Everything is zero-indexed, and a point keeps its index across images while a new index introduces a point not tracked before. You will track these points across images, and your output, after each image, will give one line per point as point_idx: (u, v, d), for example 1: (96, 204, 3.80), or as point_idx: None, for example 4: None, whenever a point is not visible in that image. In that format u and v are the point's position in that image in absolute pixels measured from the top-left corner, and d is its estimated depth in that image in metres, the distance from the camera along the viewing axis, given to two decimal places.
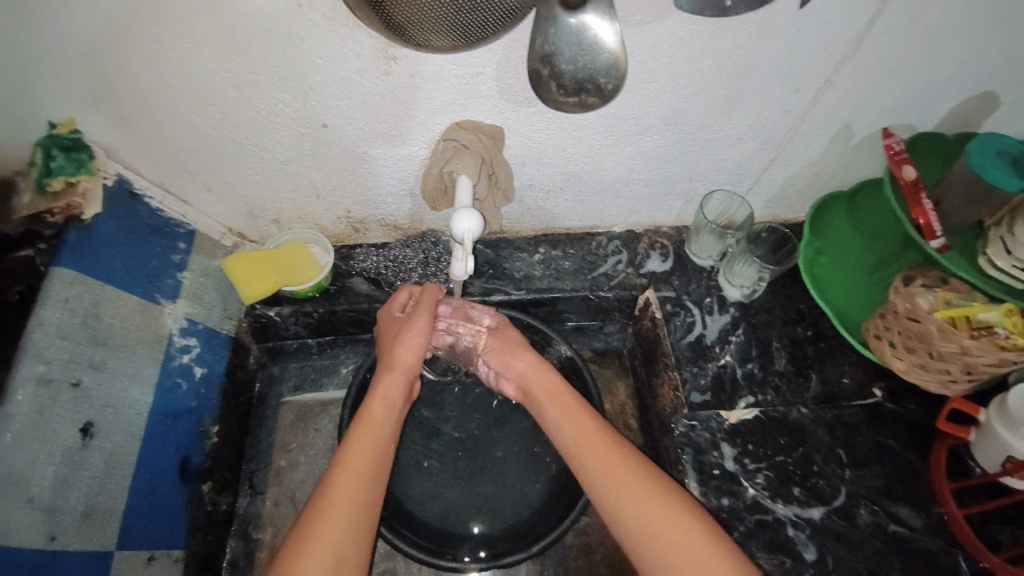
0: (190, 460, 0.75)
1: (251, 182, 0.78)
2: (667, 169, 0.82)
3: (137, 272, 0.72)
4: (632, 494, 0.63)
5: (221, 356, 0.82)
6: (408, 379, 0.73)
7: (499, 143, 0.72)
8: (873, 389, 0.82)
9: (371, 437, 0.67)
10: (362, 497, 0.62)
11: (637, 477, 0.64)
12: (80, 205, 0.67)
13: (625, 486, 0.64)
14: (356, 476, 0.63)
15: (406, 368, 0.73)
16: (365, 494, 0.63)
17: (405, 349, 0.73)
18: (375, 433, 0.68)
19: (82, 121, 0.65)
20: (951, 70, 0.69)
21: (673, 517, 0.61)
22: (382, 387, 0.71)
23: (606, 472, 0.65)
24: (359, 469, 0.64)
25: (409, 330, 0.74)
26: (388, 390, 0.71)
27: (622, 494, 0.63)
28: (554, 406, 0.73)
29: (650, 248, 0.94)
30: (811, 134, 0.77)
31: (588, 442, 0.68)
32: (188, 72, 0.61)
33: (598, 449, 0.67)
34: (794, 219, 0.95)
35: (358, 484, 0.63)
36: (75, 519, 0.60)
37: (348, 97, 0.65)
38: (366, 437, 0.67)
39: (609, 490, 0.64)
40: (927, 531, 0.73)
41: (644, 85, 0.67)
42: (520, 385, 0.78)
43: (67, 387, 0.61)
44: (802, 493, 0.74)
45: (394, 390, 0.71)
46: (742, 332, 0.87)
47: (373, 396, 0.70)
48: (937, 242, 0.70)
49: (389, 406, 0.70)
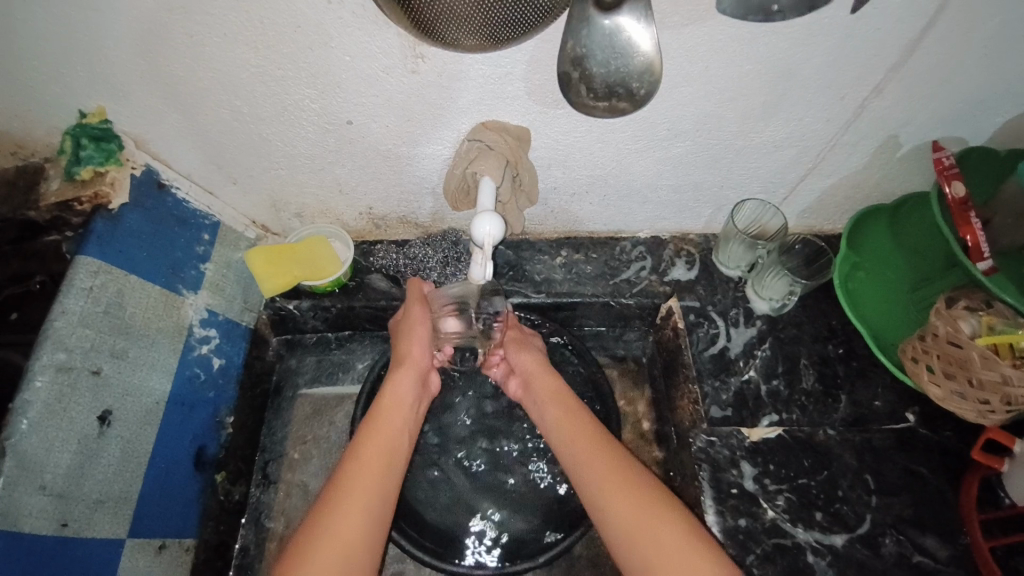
0: (205, 450, 0.77)
1: (275, 177, 0.78)
2: (697, 176, 0.79)
3: (161, 263, 0.72)
4: (625, 507, 0.62)
5: (239, 348, 0.83)
6: (417, 375, 0.74)
7: (524, 144, 0.71)
8: (907, 414, 0.78)
9: (383, 431, 0.67)
10: (374, 489, 0.62)
11: (630, 485, 0.64)
12: (107, 194, 0.67)
13: (619, 498, 0.63)
14: (368, 469, 0.63)
15: (416, 364, 0.74)
16: (377, 487, 0.62)
17: (412, 344, 0.75)
18: (386, 428, 0.68)
19: (111, 112, 0.66)
20: (1008, 83, 0.65)
21: (656, 517, 0.61)
22: (394, 383, 0.72)
23: (601, 482, 0.65)
24: (370, 462, 0.64)
25: (414, 324, 0.76)
26: (399, 387, 0.72)
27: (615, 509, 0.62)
28: (557, 410, 0.74)
29: (676, 256, 0.92)
30: (851, 145, 0.74)
31: (587, 451, 0.68)
32: (216, 66, 0.61)
33: (593, 457, 0.67)
34: (829, 231, 0.91)
35: (370, 477, 0.63)
36: (88, 506, 0.61)
37: (373, 95, 0.64)
38: (378, 432, 0.67)
39: (606, 499, 0.63)
40: (953, 563, 0.69)
41: (678, 89, 0.64)
42: (525, 381, 0.79)
43: (87, 374, 0.62)
44: (824, 518, 0.72)
45: (406, 385, 0.72)
46: (769, 346, 0.84)
47: (386, 392, 0.71)
48: (985, 264, 0.66)
49: (402, 402, 0.71)
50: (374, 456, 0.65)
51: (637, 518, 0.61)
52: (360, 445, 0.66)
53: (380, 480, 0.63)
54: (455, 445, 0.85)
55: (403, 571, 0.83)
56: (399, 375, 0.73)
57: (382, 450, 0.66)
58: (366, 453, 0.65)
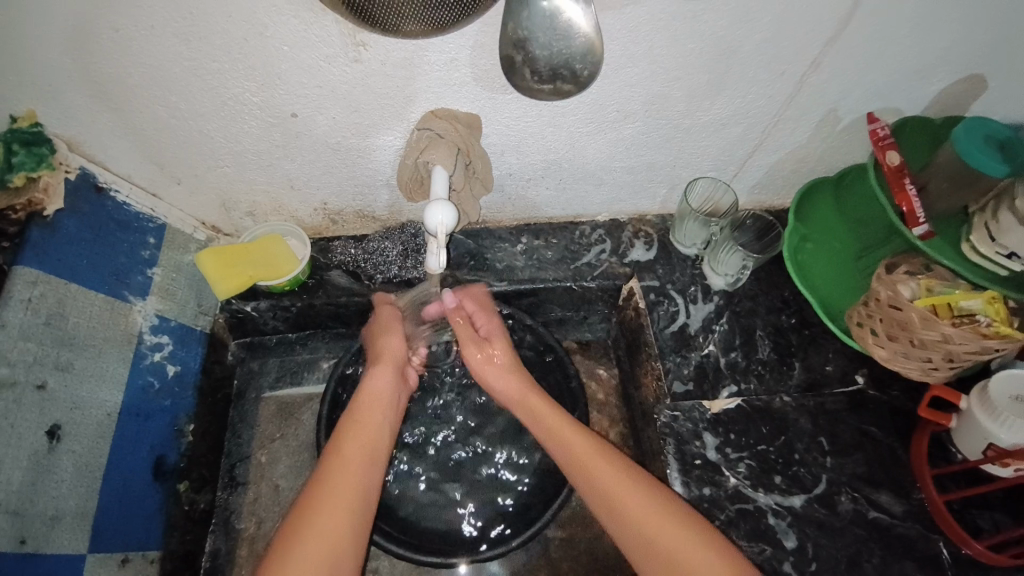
0: (165, 460, 0.75)
1: (221, 174, 0.76)
2: (649, 157, 0.80)
3: (103, 269, 0.70)
4: (608, 484, 0.63)
5: (196, 352, 0.81)
6: (395, 370, 0.74)
7: (475, 131, 0.70)
8: (856, 377, 0.82)
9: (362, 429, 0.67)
10: (357, 484, 0.61)
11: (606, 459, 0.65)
12: (41, 201, 0.65)
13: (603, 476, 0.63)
14: (347, 459, 0.63)
15: (393, 359, 0.74)
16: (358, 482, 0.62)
17: (387, 340, 0.75)
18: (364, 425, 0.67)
19: (43, 114, 0.62)
20: (937, 54, 0.68)
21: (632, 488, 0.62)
22: (373, 378, 0.72)
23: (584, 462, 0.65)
24: (352, 460, 0.63)
25: (387, 323, 0.77)
26: (378, 381, 0.72)
27: (603, 490, 0.63)
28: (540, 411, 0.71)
29: (634, 237, 0.93)
30: (794, 120, 0.76)
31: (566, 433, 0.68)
32: (149, 62, 0.59)
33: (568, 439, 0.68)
34: (779, 206, 0.94)
35: (351, 471, 0.62)
36: (44, 522, 0.59)
37: (318, 86, 0.63)
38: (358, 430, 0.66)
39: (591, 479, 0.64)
40: (907, 516, 0.73)
41: (624, 70, 0.65)
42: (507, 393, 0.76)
43: (31, 389, 0.60)
44: (783, 481, 0.75)
45: (387, 379, 0.72)
46: (726, 321, 0.86)
47: (366, 391, 0.71)
48: (919, 228, 0.70)
49: (379, 395, 0.71)
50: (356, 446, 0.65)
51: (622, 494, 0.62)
52: (340, 444, 0.65)
53: (364, 474, 0.63)
54: (424, 437, 0.85)
55: (378, 566, 0.83)
56: (377, 370, 0.73)
57: (363, 447, 0.65)
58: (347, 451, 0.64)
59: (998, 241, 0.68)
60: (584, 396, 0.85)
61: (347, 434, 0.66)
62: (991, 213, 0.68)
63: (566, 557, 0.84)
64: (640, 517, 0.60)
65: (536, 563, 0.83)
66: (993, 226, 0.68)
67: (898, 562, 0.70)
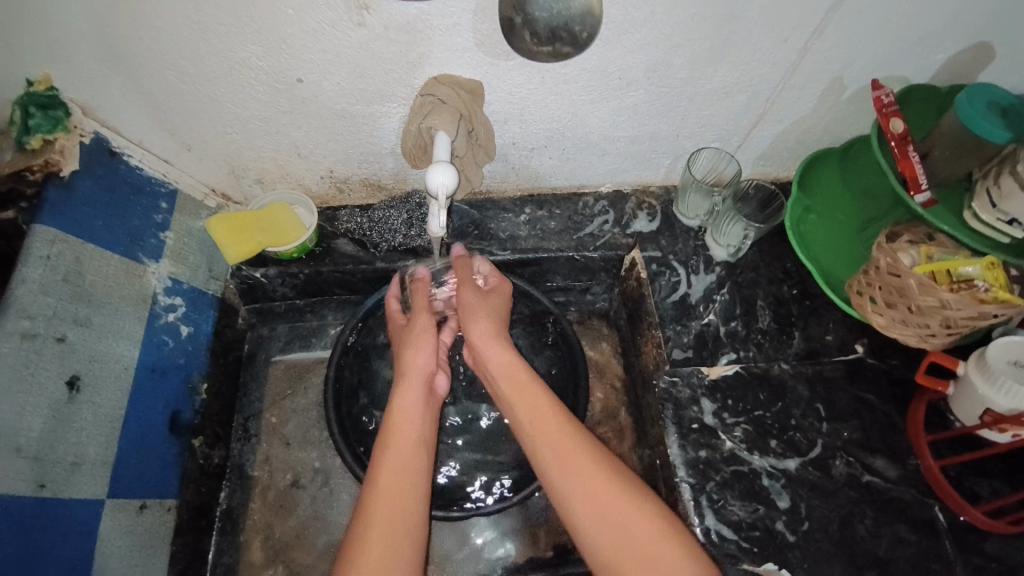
0: (180, 415, 0.78)
1: (231, 142, 0.77)
2: (653, 126, 0.81)
3: (119, 230, 0.72)
4: (584, 488, 0.61)
5: (208, 315, 0.84)
6: (425, 381, 0.72)
7: (478, 97, 0.71)
8: (856, 346, 0.83)
9: (397, 455, 0.64)
10: (400, 507, 0.60)
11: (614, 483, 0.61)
12: (58, 162, 0.66)
13: (572, 474, 0.62)
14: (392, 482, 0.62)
15: (419, 375, 0.72)
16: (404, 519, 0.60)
17: (419, 352, 0.73)
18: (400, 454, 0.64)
19: (59, 79, 0.65)
20: (945, 19, 0.67)
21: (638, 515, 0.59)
22: (403, 395, 0.70)
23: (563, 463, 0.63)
24: (393, 492, 0.61)
25: (418, 334, 0.75)
26: (407, 397, 0.70)
27: (607, 510, 0.59)
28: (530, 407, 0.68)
29: (638, 209, 0.94)
30: (798, 88, 0.76)
31: (547, 427, 0.66)
32: (159, 26, 0.60)
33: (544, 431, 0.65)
34: (783, 178, 0.94)
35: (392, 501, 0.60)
36: (64, 467, 0.62)
37: (322, 51, 0.64)
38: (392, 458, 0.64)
39: (598, 501, 0.60)
40: (902, 481, 0.74)
41: (625, 37, 0.65)
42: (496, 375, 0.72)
43: (52, 342, 0.63)
44: (778, 445, 0.76)
45: (411, 401, 0.70)
46: (728, 291, 0.87)
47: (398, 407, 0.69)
48: (922, 196, 0.70)
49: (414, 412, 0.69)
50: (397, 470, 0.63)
51: (604, 504, 0.59)
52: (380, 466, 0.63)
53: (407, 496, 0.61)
54: None
55: None
56: (404, 387, 0.71)
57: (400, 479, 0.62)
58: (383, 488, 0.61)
59: (999, 208, 0.67)
60: (583, 362, 0.86)
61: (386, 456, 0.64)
62: (993, 179, 0.68)
63: None
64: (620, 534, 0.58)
65: (537, 522, 0.86)
66: (994, 193, 0.67)
67: (891, 524, 0.71)
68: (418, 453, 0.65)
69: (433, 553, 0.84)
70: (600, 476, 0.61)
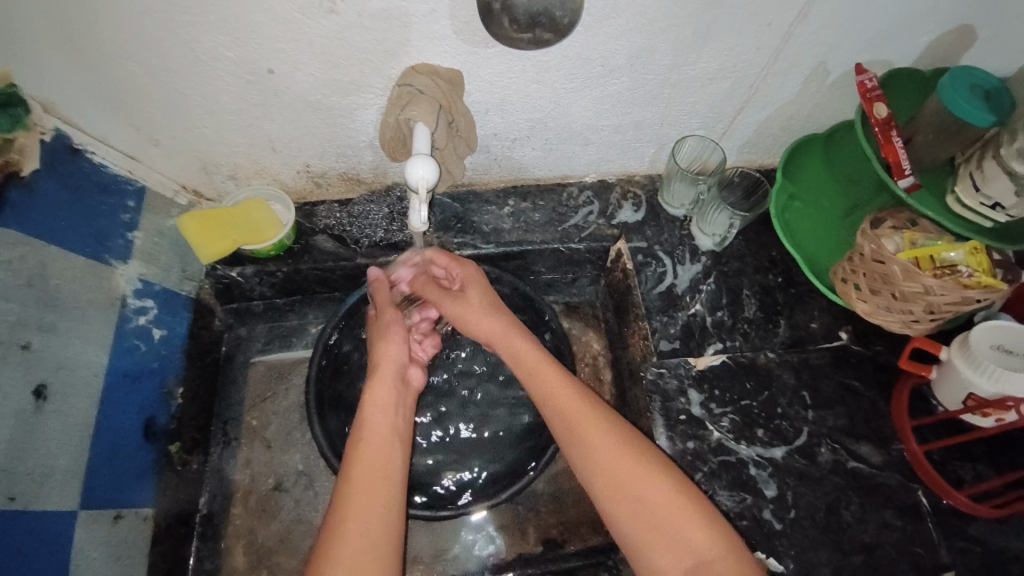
0: (155, 421, 0.76)
1: (202, 136, 0.74)
2: (637, 115, 0.79)
3: (84, 231, 0.69)
4: (611, 471, 0.61)
5: (182, 317, 0.81)
6: (397, 373, 0.72)
7: (457, 87, 0.69)
8: (840, 333, 0.83)
9: (378, 428, 0.65)
10: (377, 497, 0.59)
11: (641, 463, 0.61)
12: (18, 162, 0.63)
13: (598, 455, 0.62)
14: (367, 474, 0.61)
15: (392, 368, 0.71)
16: (381, 512, 0.58)
17: (389, 345, 0.73)
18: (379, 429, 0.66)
19: (19, 75, 0.61)
20: (928, 2, 0.66)
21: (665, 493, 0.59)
22: (374, 389, 0.69)
23: (581, 437, 0.64)
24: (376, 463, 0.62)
25: (384, 328, 0.75)
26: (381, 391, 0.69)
27: (634, 489, 0.60)
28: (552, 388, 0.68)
29: (622, 199, 0.92)
30: (782, 74, 0.75)
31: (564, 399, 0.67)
32: (119, 15, 0.57)
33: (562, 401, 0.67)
34: (767, 165, 0.93)
35: (367, 493, 0.59)
36: (34, 480, 0.60)
37: (294, 40, 0.61)
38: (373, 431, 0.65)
39: (620, 482, 0.60)
40: (886, 466, 0.74)
41: (608, 22, 0.63)
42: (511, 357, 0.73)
43: (15, 349, 0.60)
44: (765, 434, 0.76)
45: (386, 393, 0.69)
46: (713, 280, 0.87)
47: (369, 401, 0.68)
48: (906, 180, 0.70)
49: (385, 404, 0.68)
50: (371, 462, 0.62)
51: (622, 473, 0.60)
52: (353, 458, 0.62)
53: (380, 486, 0.60)
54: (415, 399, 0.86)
55: None
56: (376, 381, 0.70)
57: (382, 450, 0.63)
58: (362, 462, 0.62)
59: (982, 192, 0.68)
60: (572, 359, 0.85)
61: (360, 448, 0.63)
62: (976, 162, 0.68)
63: (555, 512, 0.86)
64: (636, 501, 0.59)
65: (526, 517, 0.85)
66: (977, 176, 0.67)
67: (877, 510, 0.72)
68: (392, 444, 0.65)
69: (421, 553, 0.83)
70: (633, 460, 0.61)
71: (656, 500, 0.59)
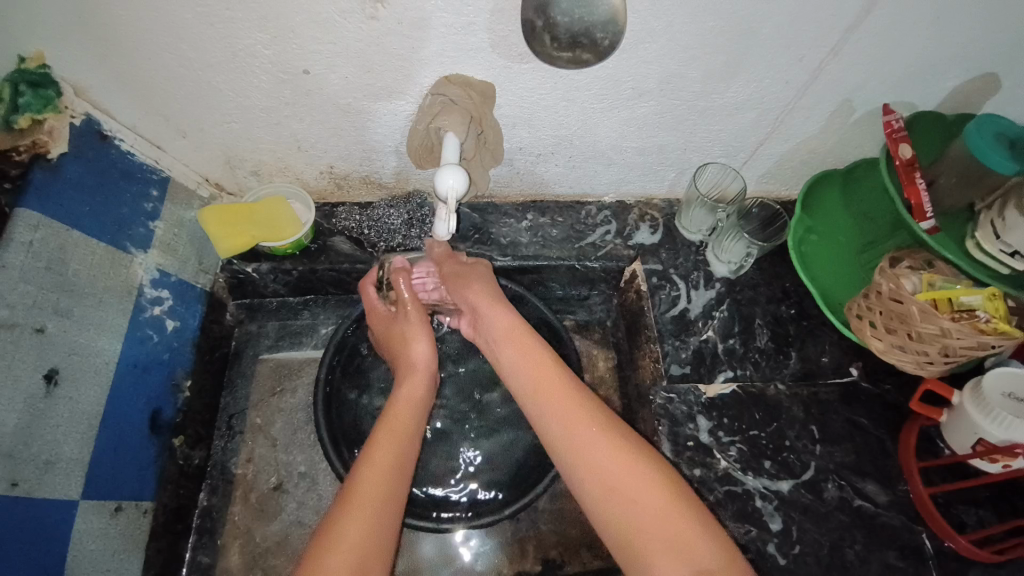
0: (161, 413, 0.75)
1: (229, 131, 0.74)
2: (661, 138, 0.80)
3: (105, 219, 0.69)
4: (638, 486, 0.57)
5: (195, 310, 0.81)
6: (429, 378, 0.72)
7: (488, 101, 0.70)
8: (851, 369, 0.83)
9: (400, 423, 0.65)
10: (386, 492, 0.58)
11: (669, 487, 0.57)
12: (46, 143, 0.63)
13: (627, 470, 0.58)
14: (384, 467, 0.60)
15: (427, 368, 0.72)
16: (389, 507, 0.57)
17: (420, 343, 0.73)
18: (402, 427, 0.65)
19: (52, 57, 0.62)
20: (957, 48, 0.67)
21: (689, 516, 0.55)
22: (407, 386, 0.70)
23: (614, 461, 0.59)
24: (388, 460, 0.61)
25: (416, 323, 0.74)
26: (411, 390, 0.69)
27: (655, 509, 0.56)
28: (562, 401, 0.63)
29: (640, 220, 0.93)
30: (808, 109, 0.75)
31: (580, 421, 0.61)
32: (162, 6, 0.57)
33: (575, 421, 0.61)
34: (785, 197, 0.94)
35: (378, 484, 0.58)
36: (38, 466, 0.59)
37: (331, 43, 0.62)
38: (392, 423, 0.65)
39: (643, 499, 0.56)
40: (891, 507, 0.74)
41: (642, 45, 0.64)
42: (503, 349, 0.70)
43: (30, 332, 0.59)
44: (772, 466, 0.76)
45: (418, 390, 0.70)
46: (727, 307, 0.87)
47: (399, 397, 0.68)
48: (927, 223, 0.71)
49: (413, 403, 0.68)
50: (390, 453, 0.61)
51: (649, 491, 0.57)
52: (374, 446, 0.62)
53: (394, 482, 0.59)
54: None
55: None
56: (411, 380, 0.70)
57: (395, 442, 0.62)
58: (380, 455, 0.61)
59: (1002, 239, 0.68)
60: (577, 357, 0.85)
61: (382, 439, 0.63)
62: (997, 210, 0.69)
63: (555, 530, 0.85)
64: (660, 527, 0.55)
65: (525, 535, 0.84)
66: (998, 223, 0.68)
67: (880, 550, 0.71)
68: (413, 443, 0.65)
69: (417, 564, 0.82)
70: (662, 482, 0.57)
71: (685, 532, 0.54)
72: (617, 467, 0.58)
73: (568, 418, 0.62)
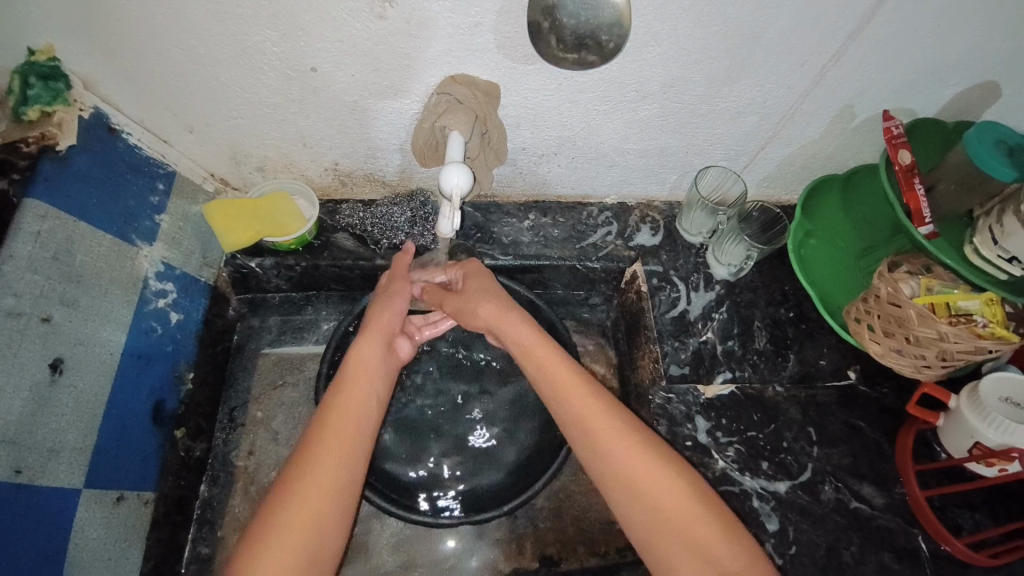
0: (164, 405, 0.75)
1: (235, 127, 0.75)
2: (664, 141, 0.80)
3: (113, 211, 0.69)
4: (653, 478, 0.58)
5: (199, 303, 0.82)
6: (385, 340, 0.71)
7: (493, 100, 0.70)
8: (848, 372, 0.83)
9: (355, 388, 0.65)
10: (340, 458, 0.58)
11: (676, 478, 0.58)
12: (55, 135, 0.64)
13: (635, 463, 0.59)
14: (338, 435, 0.60)
15: (382, 331, 0.71)
16: (343, 473, 0.58)
17: (389, 312, 0.73)
18: (357, 391, 0.64)
19: (61, 50, 0.62)
20: (956, 56, 0.68)
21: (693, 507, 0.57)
22: (359, 348, 0.69)
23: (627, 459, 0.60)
24: (344, 429, 0.61)
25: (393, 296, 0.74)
26: (366, 353, 0.68)
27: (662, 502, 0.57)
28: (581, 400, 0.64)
29: (641, 222, 0.93)
30: (809, 114, 0.76)
31: (592, 419, 0.62)
32: (174, 2, 0.58)
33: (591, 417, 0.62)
34: (786, 201, 0.95)
35: (332, 452, 0.59)
36: (43, 454, 0.60)
37: (339, 41, 0.62)
38: (344, 389, 0.64)
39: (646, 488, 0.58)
40: (887, 509, 0.74)
41: (647, 48, 0.65)
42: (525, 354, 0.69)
43: (36, 321, 0.60)
44: (769, 467, 0.76)
45: (371, 352, 0.69)
46: (726, 309, 0.87)
47: (354, 359, 0.68)
48: (926, 228, 0.70)
49: (370, 367, 0.68)
50: (346, 420, 0.61)
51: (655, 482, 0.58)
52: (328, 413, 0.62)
53: (347, 448, 0.59)
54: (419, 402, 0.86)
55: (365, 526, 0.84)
56: (364, 340, 0.69)
57: (350, 410, 0.62)
58: (334, 423, 0.61)
59: (1001, 245, 0.68)
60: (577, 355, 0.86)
61: (336, 406, 0.62)
62: (996, 216, 0.69)
63: (552, 528, 0.85)
64: (673, 520, 0.56)
65: (522, 532, 0.85)
66: (996, 230, 0.68)
67: (876, 552, 0.72)
68: (369, 407, 0.64)
69: (415, 560, 0.82)
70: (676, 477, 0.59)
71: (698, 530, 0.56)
72: (631, 459, 0.59)
73: (582, 417, 0.63)
